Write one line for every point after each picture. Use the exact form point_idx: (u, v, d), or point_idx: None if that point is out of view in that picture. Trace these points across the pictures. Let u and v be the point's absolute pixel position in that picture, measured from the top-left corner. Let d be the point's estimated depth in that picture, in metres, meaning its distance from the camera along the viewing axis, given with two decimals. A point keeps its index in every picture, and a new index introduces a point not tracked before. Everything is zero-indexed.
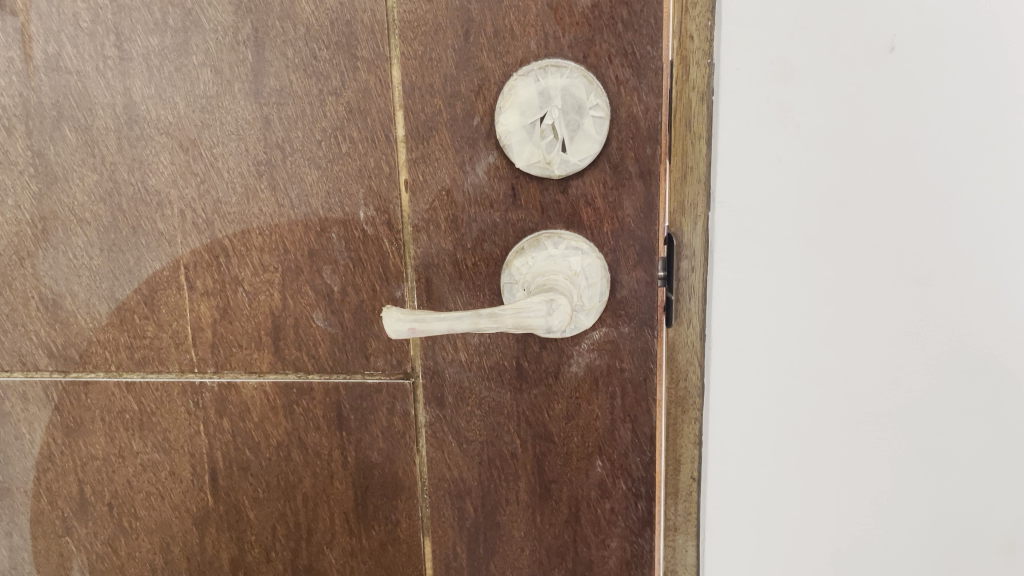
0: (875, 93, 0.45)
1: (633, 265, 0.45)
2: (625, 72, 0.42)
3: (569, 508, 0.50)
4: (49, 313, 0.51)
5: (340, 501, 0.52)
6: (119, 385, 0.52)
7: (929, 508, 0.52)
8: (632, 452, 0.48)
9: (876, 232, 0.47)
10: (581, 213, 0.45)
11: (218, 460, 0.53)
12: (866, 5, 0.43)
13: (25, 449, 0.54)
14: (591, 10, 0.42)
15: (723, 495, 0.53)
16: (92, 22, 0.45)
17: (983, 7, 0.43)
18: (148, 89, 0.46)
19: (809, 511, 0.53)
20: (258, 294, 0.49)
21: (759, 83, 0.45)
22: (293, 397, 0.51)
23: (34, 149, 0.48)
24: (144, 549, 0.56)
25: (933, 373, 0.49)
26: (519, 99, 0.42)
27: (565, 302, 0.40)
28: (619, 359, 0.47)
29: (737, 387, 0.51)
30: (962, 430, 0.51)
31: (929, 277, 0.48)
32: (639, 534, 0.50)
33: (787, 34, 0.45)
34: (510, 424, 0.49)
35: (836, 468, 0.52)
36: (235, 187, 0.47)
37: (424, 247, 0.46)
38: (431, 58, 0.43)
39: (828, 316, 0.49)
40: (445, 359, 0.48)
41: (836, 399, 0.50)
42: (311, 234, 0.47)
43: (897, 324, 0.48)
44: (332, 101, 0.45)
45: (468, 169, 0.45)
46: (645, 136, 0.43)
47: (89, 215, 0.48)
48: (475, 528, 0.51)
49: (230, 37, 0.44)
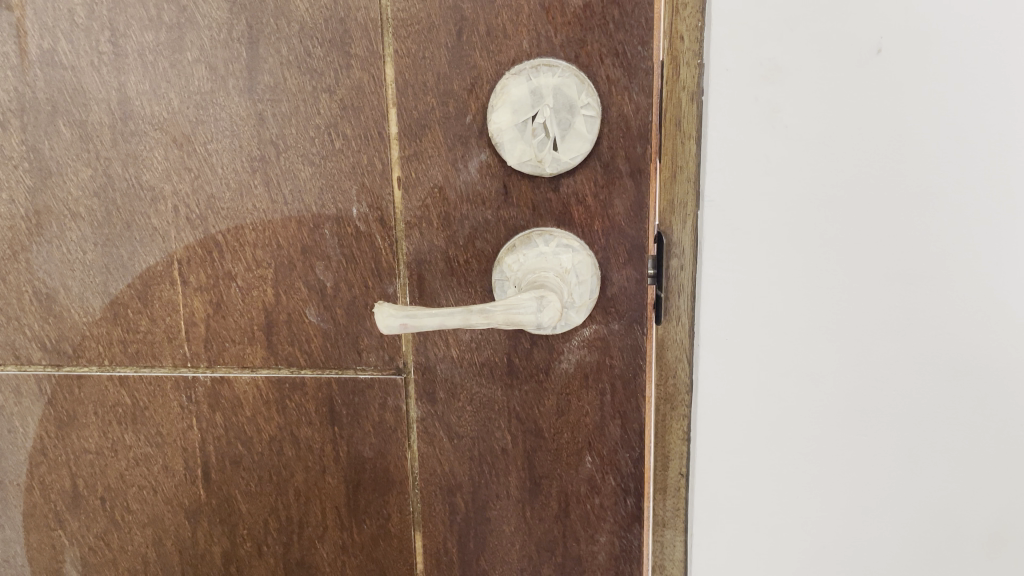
0: (864, 95, 0.45)
1: (623, 262, 0.46)
2: (616, 72, 0.43)
3: (558, 503, 0.50)
4: (42, 307, 0.51)
5: (332, 496, 0.53)
6: (112, 379, 0.52)
7: (916, 506, 0.53)
8: (621, 448, 0.49)
9: (864, 232, 0.47)
10: (572, 211, 0.45)
11: (211, 454, 0.53)
12: (857, 6, 0.44)
13: (18, 443, 0.55)
14: (583, 10, 0.42)
15: (710, 491, 0.54)
16: (88, 18, 0.45)
17: (970, 12, 0.43)
18: (143, 85, 0.46)
19: (796, 508, 0.54)
20: (251, 289, 0.49)
21: (749, 84, 0.46)
22: (286, 392, 0.51)
23: (28, 143, 0.48)
24: (137, 543, 0.56)
25: (920, 372, 0.50)
26: (511, 97, 0.43)
27: (555, 298, 0.41)
28: (608, 356, 0.48)
29: (727, 385, 0.52)
30: (949, 429, 0.51)
31: (916, 277, 0.48)
32: (628, 529, 0.51)
33: (776, 34, 0.45)
34: (501, 420, 0.49)
35: (824, 466, 0.53)
36: (228, 183, 0.47)
37: (416, 244, 0.47)
38: (425, 56, 0.44)
39: (817, 315, 0.49)
40: (437, 355, 0.49)
41: (824, 398, 0.51)
42: (304, 229, 0.48)
43: (884, 323, 0.49)
44: (326, 98, 0.45)
45: (460, 167, 0.45)
46: (636, 135, 0.44)
47: (83, 210, 0.49)
48: (466, 523, 0.51)
49: (225, 33, 0.45)
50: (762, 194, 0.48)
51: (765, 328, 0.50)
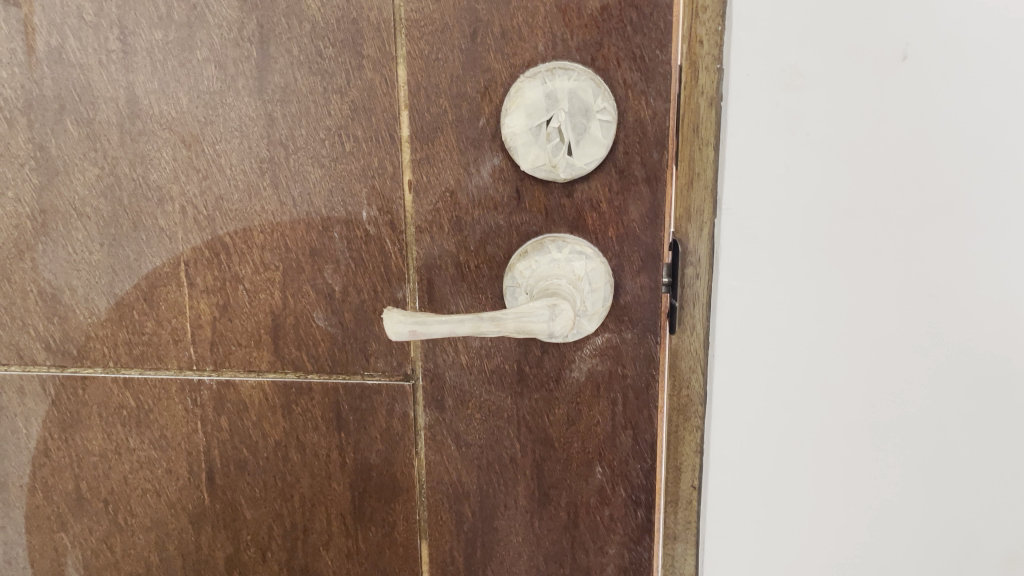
0: (889, 102, 0.44)
1: (637, 270, 0.45)
2: (632, 75, 0.42)
3: (568, 514, 0.49)
4: (48, 307, 0.50)
5: (337, 502, 0.52)
6: (118, 381, 0.51)
7: (930, 521, 0.52)
8: (632, 459, 0.48)
9: (885, 243, 0.46)
10: (586, 217, 0.45)
11: (216, 458, 0.52)
12: (884, 9, 0.43)
13: (21, 444, 0.54)
14: (600, 12, 0.41)
15: (723, 504, 0.53)
16: (96, 16, 0.45)
17: (1000, 21, 0.42)
18: (152, 84, 0.45)
19: (814, 525, 0.53)
20: (258, 292, 0.48)
21: (770, 90, 0.45)
22: (292, 396, 0.50)
23: (35, 141, 0.47)
24: (140, 546, 0.55)
25: (942, 385, 0.49)
26: (525, 101, 0.42)
27: (569, 307, 0.40)
28: (621, 365, 0.47)
29: (743, 396, 0.51)
30: (963, 444, 0.50)
31: (938, 288, 0.47)
32: (638, 541, 0.49)
33: (797, 39, 0.44)
34: (510, 428, 0.48)
35: (842, 481, 0.52)
36: (237, 185, 0.47)
37: (427, 248, 0.46)
38: (438, 58, 0.43)
39: (837, 327, 0.48)
40: (446, 361, 0.48)
41: (843, 411, 0.50)
42: (313, 232, 0.47)
43: (903, 335, 0.48)
44: (337, 99, 0.45)
45: (472, 171, 0.45)
46: (652, 141, 0.43)
47: (90, 210, 0.48)
48: (473, 532, 0.51)
49: (235, 32, 0.44)
50: (775, 200, 0.47)
51: (783, 338, 0.49)
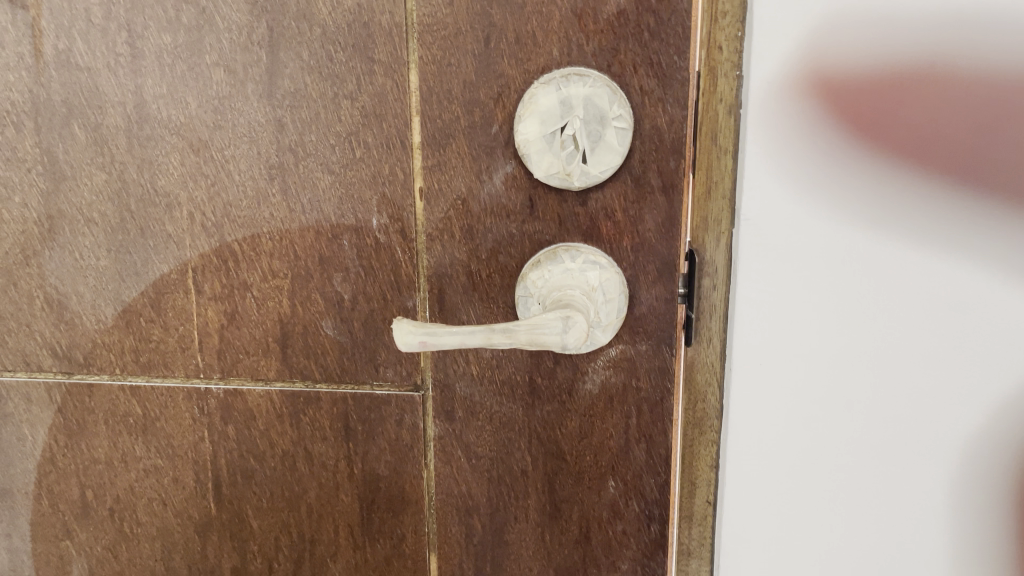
0: (916, 109, 0.43)
1: (653, 281, 0.44)
2: (649, 82, 0.41)
3: (580, 529, 0.48)
4: (54, 313, 0.50)
5: (345, 514, 0.51)
6: (124, 389, 0.51)
7: (952, 539, 0.51)
8: (646, 473, 0.47)
9: (910, 255, 0.45)
10: (600, 226, 0.44)
11: (222, 468, 0.51)
12: (910, 16, 0.42)
13: (27, 451, 0.53)
14: (617, 17, 0.40)
15: (739, 520, 0.52)
16: (105, 19, 0.44)
17: None
18: (160, 88, 0.45)
19: (832, 541, 0.52)
20: (266, 300, 0.48)
21: (791, 97, 0.44)
22: (300, 406, 0.49)
23: (42, 146, 0.47)
24: (146, 555, 0.55)
25: (968, 403, 0.48)
26: (539, 107, 0.41)
27: (582, 319, 0.39)
28: (635, 378, 0.46)
29: (761, 412, 0.50)
30: (988, 461, 0.49)
31: (964, 302, 0.46)
32: (651, 557, 0.49)
33: (820, 45, 0.43)
34: (522, 440, 0.47)
35: (863, 498, 0.50)
36: (246, 191, 0.46)
37: (438, 256, 0.45)
38: (450, 63, 0.42)
39: (859, 342, 0.47)
40: (456, 372, 0.47)
41: (865, 427, 0.49)
42: (322, 240, 0.46)
43: (928, 351, 0.47)
44: (348, 105, 0.44)
45: (485, 178, 0.44)
46: (669, 148, 0.42)
47: (97, 215, 0.47)
48: (483, 545, 0.50)
49: (244, 36, 0.43)
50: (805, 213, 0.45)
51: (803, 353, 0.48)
